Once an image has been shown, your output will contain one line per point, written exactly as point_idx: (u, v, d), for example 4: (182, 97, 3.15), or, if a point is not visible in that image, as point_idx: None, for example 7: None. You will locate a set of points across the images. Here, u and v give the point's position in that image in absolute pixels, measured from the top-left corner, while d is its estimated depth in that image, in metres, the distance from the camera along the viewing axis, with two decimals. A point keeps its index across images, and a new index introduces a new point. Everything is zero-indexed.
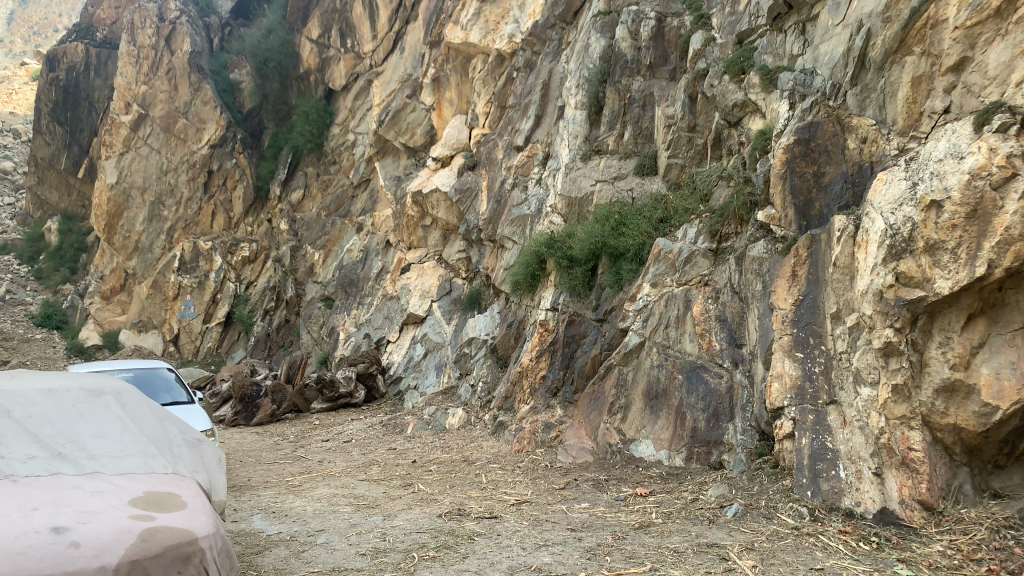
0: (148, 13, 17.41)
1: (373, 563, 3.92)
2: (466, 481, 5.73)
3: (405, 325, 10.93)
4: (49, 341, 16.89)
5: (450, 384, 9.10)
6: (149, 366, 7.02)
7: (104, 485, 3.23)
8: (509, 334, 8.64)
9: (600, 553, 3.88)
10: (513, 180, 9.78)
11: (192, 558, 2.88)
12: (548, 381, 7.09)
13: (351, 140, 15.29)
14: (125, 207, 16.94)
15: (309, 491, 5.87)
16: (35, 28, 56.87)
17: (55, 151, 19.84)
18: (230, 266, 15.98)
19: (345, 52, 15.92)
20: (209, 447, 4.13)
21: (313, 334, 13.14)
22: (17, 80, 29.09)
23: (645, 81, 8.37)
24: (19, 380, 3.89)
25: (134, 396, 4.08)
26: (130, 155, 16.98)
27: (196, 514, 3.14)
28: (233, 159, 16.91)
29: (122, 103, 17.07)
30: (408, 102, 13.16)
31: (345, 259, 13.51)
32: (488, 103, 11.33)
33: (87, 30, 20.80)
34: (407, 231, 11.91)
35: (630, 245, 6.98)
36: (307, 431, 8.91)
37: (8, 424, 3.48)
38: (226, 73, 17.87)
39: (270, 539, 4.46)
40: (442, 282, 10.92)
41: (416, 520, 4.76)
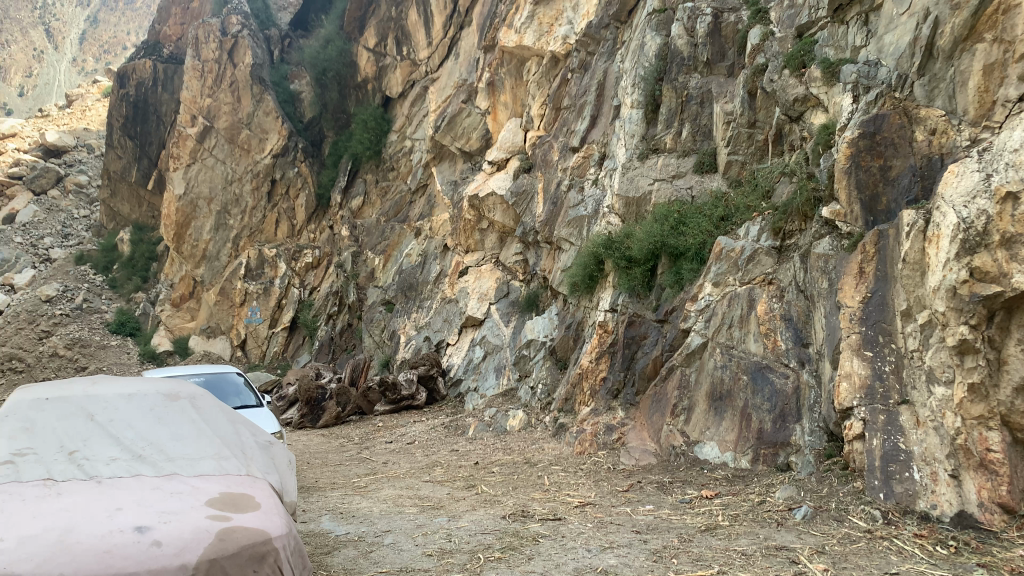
0: (211, 28, 17.92)
1: (440, 563, 3.98)
2: (529, 483, 5.74)
3: (464, 327, 11.00)
4: (123, 347, 17.52)
5: (509, 386, 9.14)
6: (219, 370, 7.23)
7: (182, 486, 3.35)
8: (568, 336, 8.61)
9: (667, 555, 3.85)
10: (569, 181, 9.76)
11: (267, 558, 2.95)
12: (609, 383, 7.06)
13: (408, 146, 15.49)
14: (193, 217, 17.58)
15: (374, 492, 5.98)
16: (105, 47, 59.99)
17: (127, 164, 20.60)
18: (294, 273, 16.28)
19: (401, 60, 16.21)
20: (281, 447, 4.22)
21: (375, 338, 13.34)
22: (90, 98, 30.35)
23: (703, 78, 8.28)
24: (102, 385, 4.09)
25: (208, 400, 4.21)
26: (196, 166, 17.62)
27: (270, 514, 3.22)
28: (295, 168, 17.27)
29: (188, 116, 17.68)
30: (464, 107, 13.28)
31: (404, 264, 13.66)
32: (543, 106, 11.34)
33: (155, 47, 21.55)
34: (464, 235, 11.98)
35: (691, 245, 6.90)
36: (371, 433, 9.07)
37: (91, 429, 3.67)
38: (287, 84, 18.29)
39: (339, 539, 4.56)
40: (500, 284, 10.96)
41: (480, 521, 4.79)
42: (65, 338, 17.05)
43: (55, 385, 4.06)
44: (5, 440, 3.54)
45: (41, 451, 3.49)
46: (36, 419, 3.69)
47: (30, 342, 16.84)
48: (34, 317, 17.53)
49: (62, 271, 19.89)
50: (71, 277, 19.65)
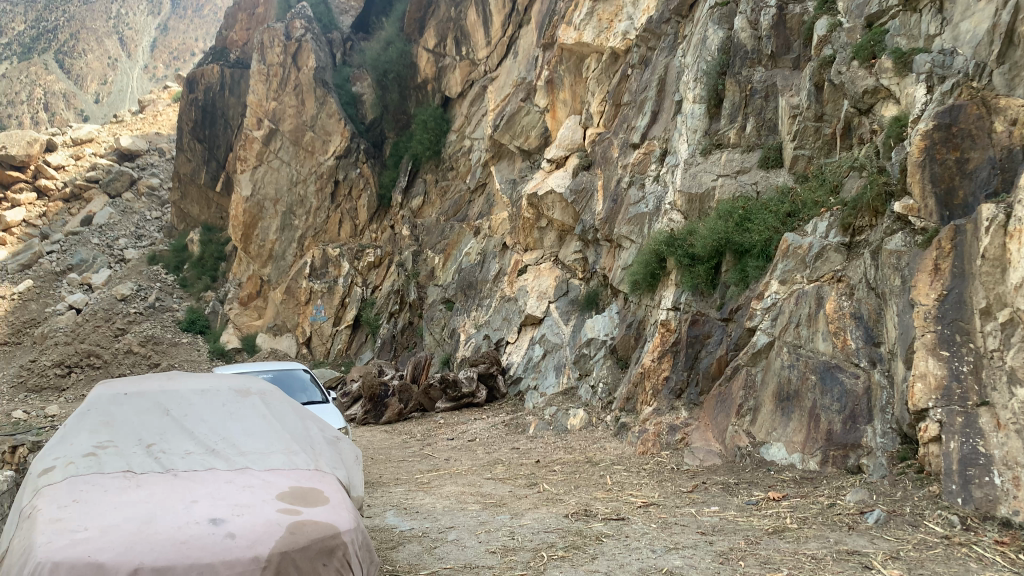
0: (275, 32, 18.19)
1: (503, 561, 3.98)
2: (592, 483, 5.71)
3: (523, 326, 11.00)
4: (193, 345, 18.05)
5: (570, 385, 9.11)
6: (286, 367, 7.38)
7: (254, 480, 3.43)
8: (629, 335, 8.53)
9: (734, 557, 3.78)
10: (630, 178, 9.67)
11: (336, 551, 3.00)
12: (671, 382, 6.98)
13: (467, 145, 15.58)
14: (259, 218, 18.11)
15: (438, 488, 6.05)
16: (174, 54, 62.82)
17: (196, 167, 21.25)
18: (357, 272, 16.49)
19: (460, 60, 16.33)
20: (347, 443, 4.26)
21: (435, 336, 13.46)
22: (161, 103, 31.42)
23: (767, 72, 8.13)
24: (176, 380, 4.22)
25: (278, 395, 4.29)
26: (263, 168, 18.10)
27: (338, 508, 3.27)
28: (358, 169, 17.45)
29: (254, 119, 18.17)
30: (523, 105, 13.28)
31: (464, 262, 13.74)
32: (603, 102, 11.23)
33: (222, 53, 22.13)
34: (523, 233, 11.97)
35: (756, 241, 6.76)
36: (432, 430, 9.17)
37: (167, 424, 3.80)
38: (349, 86, 18.54)
39: (403, 535, 4.60)
40: (559, 283, 10.92)
41: (543, 519, 4.79)
42: (139, 336, 17.60)
43: (134, 380, 4.20)
44: (87, 433, 3.68)
45: (120, 444, 3.63)
46: (116, 412, 3.83)
47: (107, 339, 17.26)
48: (110, 315, 18.08)
49: (136, 271, 20.54)
50: (144, 276, 20.29)
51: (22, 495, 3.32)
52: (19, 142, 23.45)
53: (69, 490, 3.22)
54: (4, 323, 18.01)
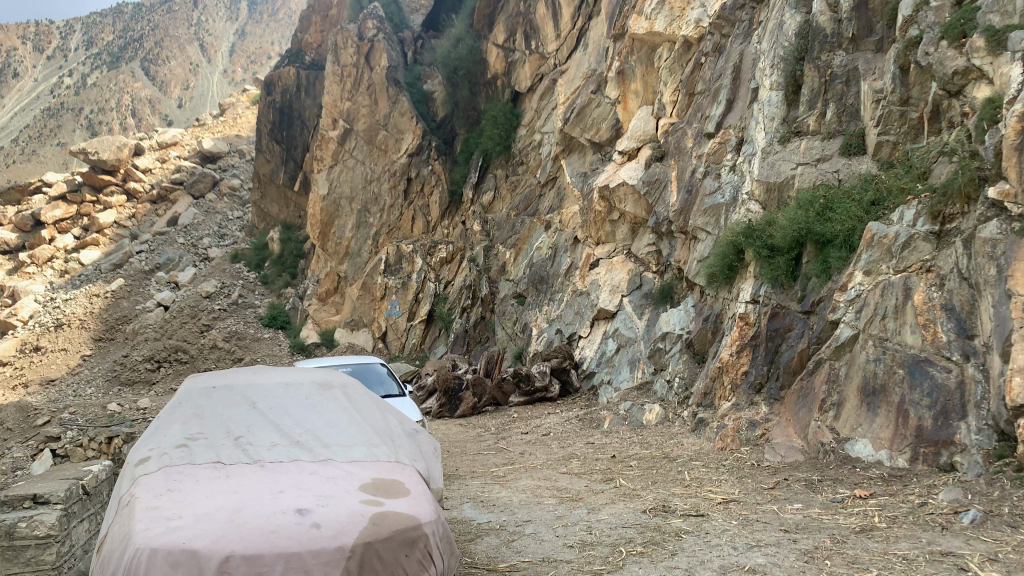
0: (349, 33, 18.50)
1: (581, 555, 3.98)
2: (670, 478, 5.64)
3: (596, 320, 10.92)
4: (275, 340, 18.60)
5: (645, 379, 9.03)
6: (364, 361, 7.54)
7: (337, 472, 3.50)
8: (706, 329, 8.39)
9: (819, 556, 3.67)
10: (704, 168, 9.50)
11: (418, 543, 3.04)
12: (751, 377, 6.83)
13: (537, 139, 15.55)
14: (336, 216, 18.56)
15: (514, 481, 6.09)
16: (252, 58, 65.64)
17: (275, 167, 21.96)
18: (430, 267, 16.66)
19: (530, 54, 16.32)
20: (426, 435, 4.30)
21: (507, 331, 13.52)
22: (240, 107, 32.49)
23: (849, 55, 7.86)
24: (262, 374, 4.35)
25: (358, 389, 4.37)
26: (338, 167, 18.52)
27: (419, 500, 3.31)
28: (429, 166, 17.62)
29: (329, 119, 18.59)
30: (593, 98, 13.18)
31: (535, 257, 13.71)
32: (676, 92, 11.05)
33: (297, 55, 22.71)
34: (595, 226, 11.88)
35: (839, 231, 6.54)
36: (507, 424, 9.23)
37: (254, 416, 3.92)
38: (420, 84, 18.78)
39: (481, 528, 4.66)
40: (632, 276, 10.80)
41: (620, 514, 4.76)
42: (224, 331, 18.20)
43: (222, 374, 4.36)
44: (179, 426, 3.83)
45: (210, 435, 3.76)
46: (205, 406, 3.97)
47: (193, 334, 17.88)
48: (196, 312, 18.75)
49: (219, 269, 21.27)
50: (227, 274, 20.96)
51: (121, 484, 3.48)
52: (110, 147, 24.49)
53: (163, 479, 3.35)
54: (98, 320, 18.88)
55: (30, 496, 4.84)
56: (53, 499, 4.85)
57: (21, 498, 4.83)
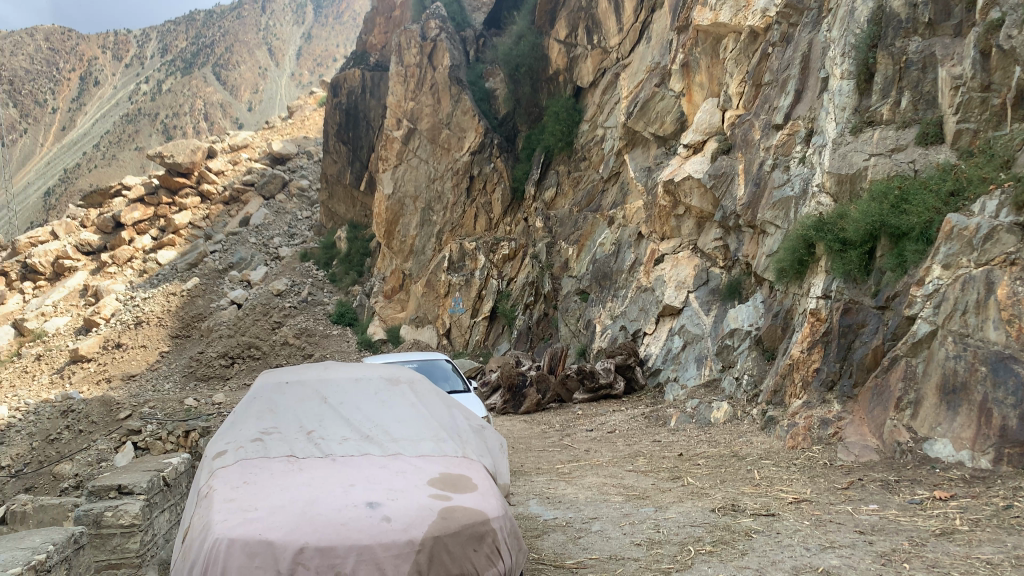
0: (412, 33, 18.67)
1: (649, 554, 3.97)
2: (739, 477, 5.54)
3: (662, 317, 10.79)
4: (343, 336, 18.98)
5: (712, 377, 8.90)
6: (429, 357, 7.61)
7: (406, 466, 3.56)
8: (776, 325, 8.20)
9: (896, 559, 3.56)
10: (773, 161, 9.31)
11: (485, 537, 3.06)
12: (822, 374, 6.66)
13: (600, 134, 15.43)
14: (401, 215, 18.72)
15: (579, 479, 6.07)
16: (318, 60, 67.49)
17: (342, 168, 22.40)
18: (493, 264, 16.74)
19: (592, 49, 16.21)
20: (492, 431, 4.32)
21: (571, 327, 13.51)
22: (307, 109, 33.29)
23: (924, 41, 7.57)
24: (332, 371, 4.45)
25: (425, 384, 4.43)
26: (403, 167, 18.67)
27: (486, 495, 3.34)
28: (491, 164, 17.69)
29: (394, 119, 18.76)
30: (657, 91, 13.02)
31: (598, 253, 13.63)
32: (742, 84, 10.83)
33: (362, 57, 23.10)
34: (660, 222, 11.75)
35: (915, 224, 6.30)
36: (572, 421, 9.22)
37: (325, 411, 4.02)
38: (483, 82, 18.88)
39: (547, 524, 4.70)
40: (699, 272, 10.63)
41: (688, 513, 4.70)
42: (294, 328, 18.64)
43: (294, 370, 4.47)
44: (255, 420, 3.94)
45: (284, 430, 3.86)
46: (279, 401, 4.09)
47: (265, 331, 18.37)
48: (268, 309, 19.24)
49: (289, 268, 21.80)
50: (296, 273, 21.45)
51: (200, 477, 3.60)
52: (184, 151, 25.47)
53: (239, 472, 3.45)
54: (175, 317, 19.52)
55: (115, 487, 5.11)
56: (136, 490, 5.10)
57: (108, 488, 5.11)
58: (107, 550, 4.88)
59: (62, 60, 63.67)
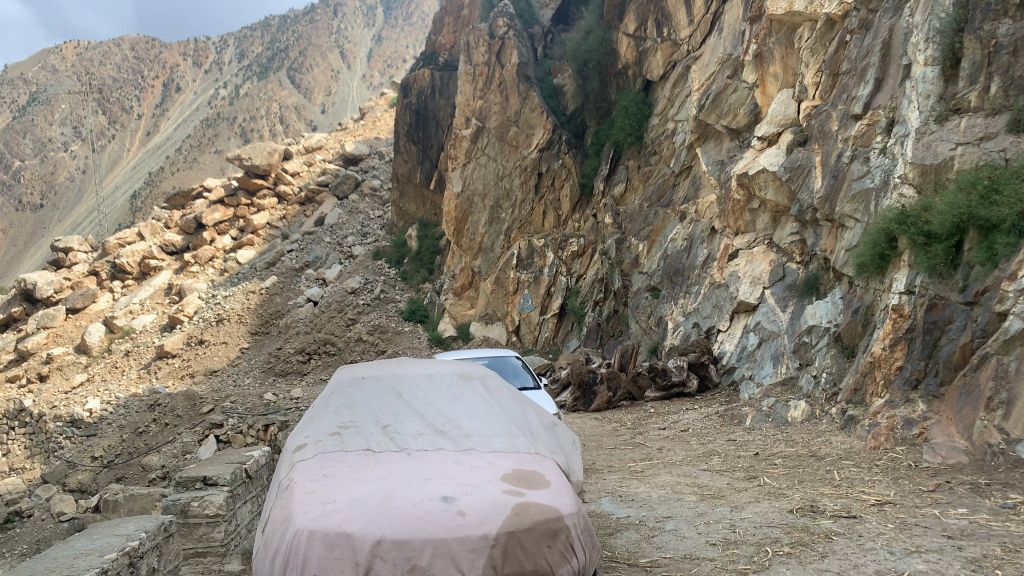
0: (480, 32, 18.75)
1: (724, 554, 3.92)
2: (818, 478, 5.39)
3: (736, 313, 10.58)
4: (414, 333, 19.26)
5: (788, 375, 8.69)
6: (499, 354, 7.66)
7: (480, 461, 3.59)
8: (856, 322, 7.94)
9: (987, 566, 3.41)
10: (852, 152, 9.03)
11: (559, 534, 3.05)
12: (906, 373, 6.41)
13: (670, 128, 15.20)
14: (470, 213, 18.92)
15: (652, 477, 6.02)
16: (388, 61, 68.60)
17: (412, 167, 22.70)
18: (562, 261, 16.71)
19: (662, 42, 16.00)
20: (564, 428, 4.31)
21: (642, 324, 13.37)
22: (378, 110, 33.85)
23: (1016, 23, 7.18)
24: (406, 367, 4.53)
25: (497, 380, 4.47)
26: (471, 165, 18.85)
27: (560, 492, 3.33)
28: (560, 160, 17.62)
29: (463, 118, 18.86)
30: (729, 83, 12.74)
31: (670, 249, 13.44)
32: (819, 73, 10.51)
33: (432, 57, 23.34)
34: (734, 216, 11.51)
35: (1006, 215, 6.01)
36: (643, 419, 9.18)
37: (400, 406, 4.09)
38: (551, 79, 18.84)
39: (620, 522, 4.70)
40: (774, 267, 10.38)
41: (765, 513, 4.60)
42: (368, 325, 18.99)
43: (369, 366, 4.58)
44: (333, 414, 4.05)
45: (360, 424, 3.95)
46: (355, 395, 4.18)
47: (340, 328, 18.78)
48: (342, 307, 19.67)
49: (363, 266, 22.20)
50: (369, 270, 21.83)
51: (281, 469, 3.71)
52: (261, 154, 26.39)
53: (319, 465, 3.55)
54: (255, 315, 20.16)
55: (201, 478, 5.33)
56: (220, 481, 5.31)
57: (194, 479, 5.34)
58: (194, 538, 5.08)
59: (147, 69, 66.59)
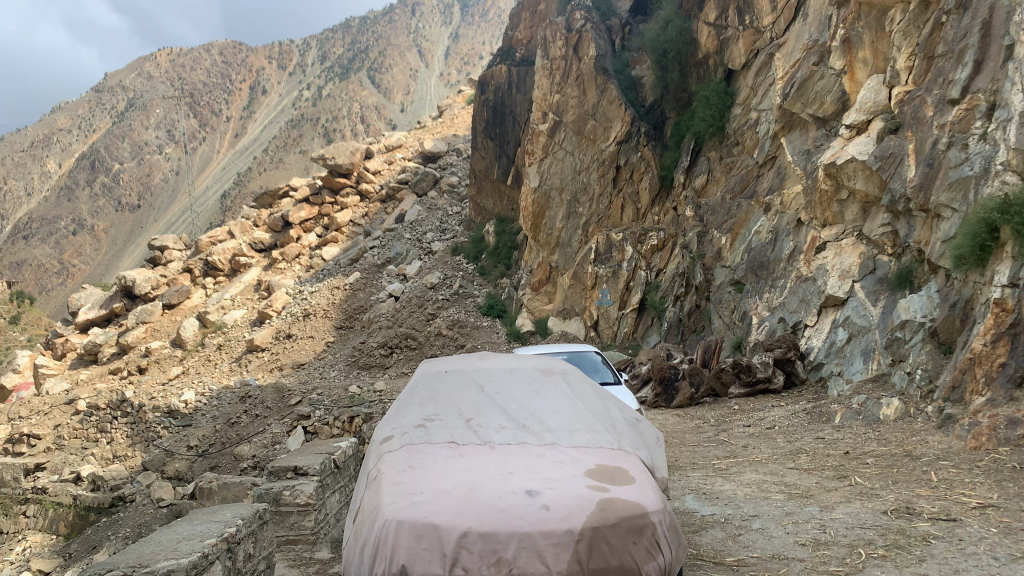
0: (557, 27, 18.74)
1: (815, 554, 3.82)
2: (913, 479, 5.18)
3: (824, 308, 10.25)
4: (493, 328, 19.39)
5: (880, 371, 8.38)
6: (579, 350, 7.64)
7: (563, 456, 3.59)
8: (953, 316, 7.59)
9: None
10: (948, 138, 8.63)
11: (645, 530, 3.02)
12: (1010, 370, 6.10)
13: (753, 118, 14.83)
14: (547, 207, 18.87)
15: (737, 475, 5.91)
16: (465, 58, 69.02)
17: (490, 163, 22.89)
18: (641, 255, 16.53)
19: (744, 30, 15.66)
20: (648, 424, 4.26)
21: (725, 319, 13.11)
22: (456, 107, 34.18)
23: None
24: (488, 361, 4.58)
25: (578, 375, 4.47)
26: (549, 159, 18.80)
27: (645, 488, 3.30)
28: (638, 153, 17.32)
29: (540, 113, 19.08)
30: (815, 70, 12.33)
31: (754, 242, 13.11)
32: (912, 57, 10.08)
33: (509, 53, 23.41)
34: (822, 207, 11.16)
35: None
36: (728, 416, 9.03)
37: (483, 400, 4.13)
38: (629, 71, 18.55)
39: (706, 521, 4.63)
40: (865, 260, 10.00)
41: (857, 514, 4.45)
42: (447, 320, 19.21)
43: (452, 360, 4.65)
44: (417, 407, 4.13)
45: (444, 416, 4.01)
46: (439, 388, 4.26)
47: (420, 323, 19.08)
48: (423, 302, 19.97)
49: (442, 262, 22.44)
50: (448, 266, 22.06)
51: (368, 460, 3.80)
52: (345, 153, 27.08)
53: (405, 457, 3.63)
54: (339, 310, 20.68)
55: (293, 467, 5.52)
56: (310, 471, 5.48)
57: (286, 468, 5.53)
58: (286, 526, 5.26)
59: (234, 73, 69.09)
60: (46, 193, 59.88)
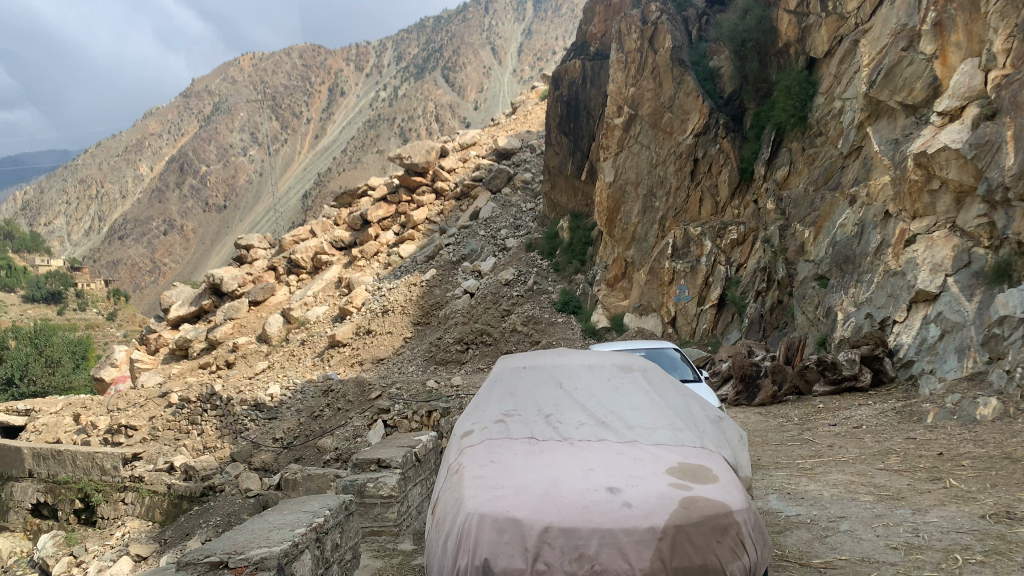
0: (632, 20, 18.37)
1: (908, 559, 3.69)
2: (1013, 482, 4.94)
3: (914, 303, 9.80)
4: (568, 324, 19.26)
5: (976, 370, 8.06)
6: (657, 347, 7.59)
7: (644, 453, 3.57)
8: None
9: None
10: None
11: (729, 529, 2.98)
12: None
13: (837, 107, 14.35)
14: (622, 203, 18.52)
15: (823, 475, 5.75)
16: (538, 54, 68.83)
17: (564, 159, 22.84)
18: (720, 250, 16.31)
19: (827, 16, 15.15)
20: (731, 422, 4.18)
21: (808, 315, 12.76)
22: (529, 103, 34.17)
23: None
24: (566, 357, 4.58)
25: (658, 372, 4.42)
26: (624, 154, 18.50)
27: (729, 487, 3.25)
28: (717, 145, 16.98)
29: (614, 107, 18.61)
30: (904, 55, 11.83)
31: (839, 235, 12.69)
32: (1010, 39, 9.69)
33: (582, 47, 23.29)
34: (911, 199, 10.68)
35: None
36: (812, 414, 8.82)
37: (561, 396, 4.14)
38: (706, 62, 18.15)
39: (791, 521, 4.53)
40: (959, 253, 9.57)
41: (953, 518, 4.28)
42: (522, 316, 19.25)
43: (530, 356, 4.67)
44: (496, 402, 4.17)
45: (523, 412, 4.03)
46: (518, 383, 4.29)
47: (495, 318, 19.21)
48: (497, 298, 20.09)
49: (516, 258, 22.47)
50: (523, 262, 22.10)
51: (449, 453, 3.86)
52: (421, 151, 27.52)
53: (485, 451, 3.66)
54: (416, 306, 21.00)
55: (376, 460, 5.66)
56: (392, 464, 5.61)
57: (369, 461, 5.68)
58: (370, 517, 5.39)
59: (313, 75, 70.85)
60: (139, 196, 62.75)
